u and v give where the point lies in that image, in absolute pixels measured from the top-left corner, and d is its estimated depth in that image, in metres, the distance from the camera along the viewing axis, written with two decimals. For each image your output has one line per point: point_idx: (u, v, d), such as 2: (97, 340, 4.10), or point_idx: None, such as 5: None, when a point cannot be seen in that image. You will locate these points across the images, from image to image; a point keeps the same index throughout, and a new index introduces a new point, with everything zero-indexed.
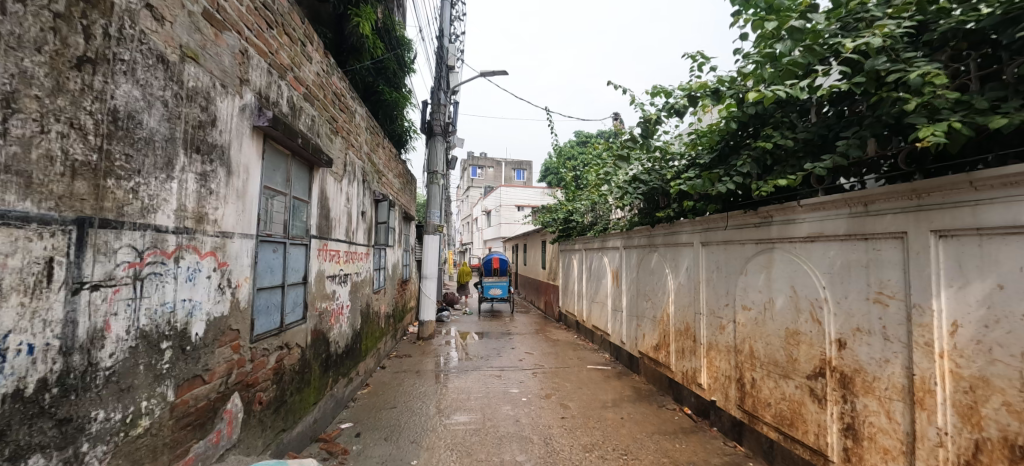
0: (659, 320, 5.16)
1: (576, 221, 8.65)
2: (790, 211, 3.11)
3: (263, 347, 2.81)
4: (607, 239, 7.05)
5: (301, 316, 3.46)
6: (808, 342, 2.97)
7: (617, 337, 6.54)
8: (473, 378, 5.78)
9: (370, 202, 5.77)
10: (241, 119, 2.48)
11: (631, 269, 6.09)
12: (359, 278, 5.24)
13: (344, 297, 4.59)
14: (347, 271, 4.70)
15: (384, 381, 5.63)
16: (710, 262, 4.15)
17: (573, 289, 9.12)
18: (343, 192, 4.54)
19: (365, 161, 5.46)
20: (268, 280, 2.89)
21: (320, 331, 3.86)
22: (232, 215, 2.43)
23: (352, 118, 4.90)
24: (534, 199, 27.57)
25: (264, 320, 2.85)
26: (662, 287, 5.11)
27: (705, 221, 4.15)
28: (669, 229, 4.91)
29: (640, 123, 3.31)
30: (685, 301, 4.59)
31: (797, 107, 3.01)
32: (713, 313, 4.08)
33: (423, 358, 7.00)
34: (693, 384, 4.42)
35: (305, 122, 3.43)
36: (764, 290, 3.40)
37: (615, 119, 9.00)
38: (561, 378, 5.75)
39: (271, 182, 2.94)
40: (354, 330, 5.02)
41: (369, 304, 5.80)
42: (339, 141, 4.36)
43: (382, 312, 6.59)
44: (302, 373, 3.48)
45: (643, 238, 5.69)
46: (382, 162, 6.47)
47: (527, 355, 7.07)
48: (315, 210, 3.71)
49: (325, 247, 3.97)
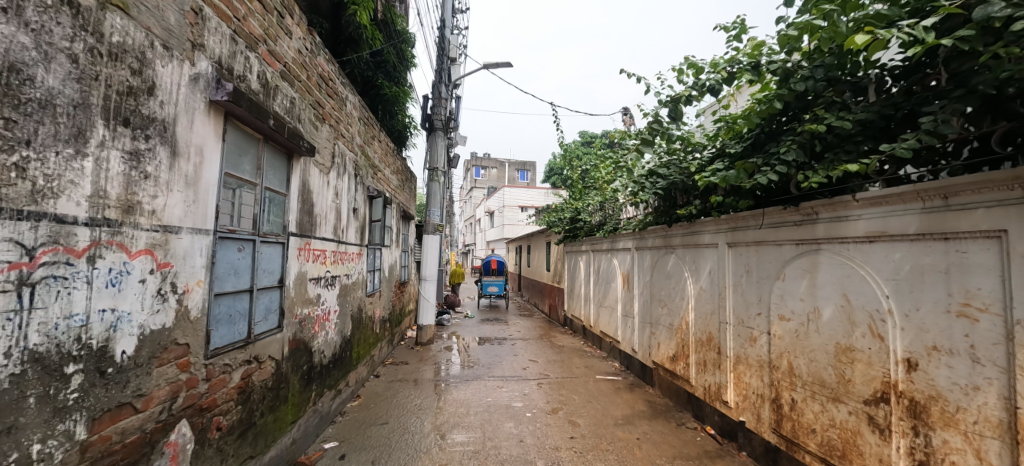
0: (677, 329, 4.70)
1: (584, 221, 8.20)
2: (842, 206, 2.66)
3: (223, 363, 2.39)
4: (617, 240, 6.60)
5: (276, 324, 3.04)
6: (865, 360, 2.52)
7: (628, 345, 6.08)
8: (473, 389, 5.34)
9: (364, 199, 5.34)
10: (191, 91, 2.05)
11: (644, 272, 5.64)
12: (350, 280, 4.81)
13: (332, 302, 4.18)
14: (335, 274, 4.28)
15: (377, 392, 5.21)
16: (738, 266, 3.70)
17: (580, 292, 8.67)
18: (331, 186, 4.12)
19: (357, 154, 5.04)
20: (231, 283, 2.46)
21: (301, 341, 3.44)
22: (179, 206, 2.00)
23: (342, 106, 4.48)
24: (538, 200, 27.13)
25: (225, 330, 2.42)
26: (679, 292, 4.65)
27: (733, 219, 3.70)
28: (689, 229, 4.46)
29: (667, 103, 2.83)
30: (707, 308, 4.14)
31: (851, 85, 2.60)
32: (741, 323, 3.64)
33: (420, 365, 6.56)
34: (716, 400, 3.97)
35: (282, 103, 3.00)
36: (805, 298, 2.95)
37: (624, 114, 8.54)
38: (569, 390, 5.30)
39: (236, 170, 2.51)
40: (343, 337, 4.59)
41: (362, 309, 5.37)
42: (325, 129, 3.93)
43: (376, 316, 6.16)
44: (277, 390, 3.05)
45: (658, 238, 5.25)
46: (378, 157, 6.06)
47: (531, 363, 6.62)
48: (295, 205, 3.28)
49: (308, 247, 3.56)
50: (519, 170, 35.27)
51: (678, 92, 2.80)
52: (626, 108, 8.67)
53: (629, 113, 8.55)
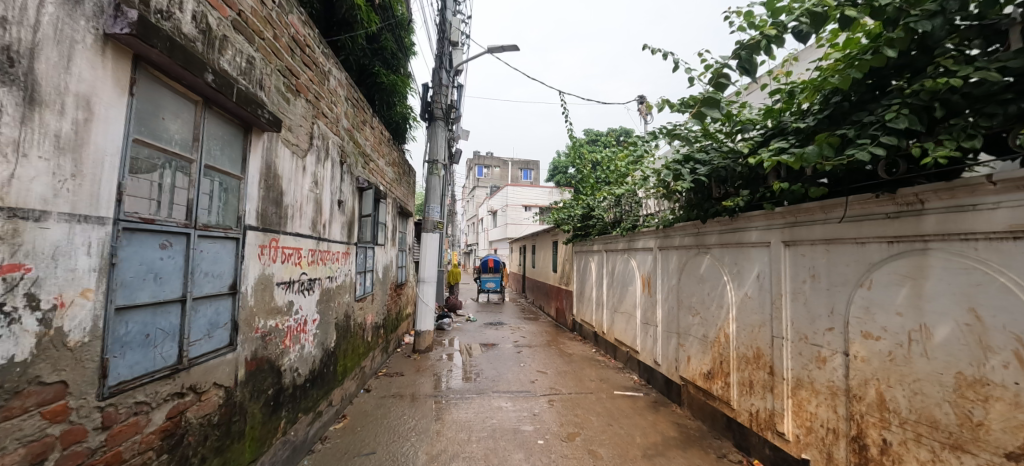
0: (712, 342, 4.04)
1: (597, 219, 7.50)
2: (967, 192, 2.01)
3: (134, 401, 1.74)
4: (635, 238, 5.93)
5: (226, 343, 2.39)
6: (1009, 400, 1.89)
7: (649, 357, 5.41)
8: (475, 408, 4.67)
9: (352, 190, 4.69)
10: (67, 13, 1.42)
11: (669, 275, 4.96)
12: (334, 283, 4.16)
13: (309, 310, 3.53)
14: (313, 277, 3.62)
15: (365, 411, 4.54)
16: (798, 270, 3.04)
17: (591, 295, 8.00)
18: (309, 172, 3.47)
19: (344, 140, 4.38)
20: (149, 291, 1.81)
21: (264, 359, 2.78)
22: (44, 181, 1.36)
23: (324, 82, 3.81)
24: (542, 199, 26.43)
25: (138, 356, 1.77)
26: (716, 299, 3.98)
27: (792, 211, 3.04)
28: (730, 226, 3.80)
29: (741, 51, 2.24)
30: (754, 319, 3.48)
31: (985, 30, 1.96)
32: (803, 339, 2.98)
33: (416, 377, 5.90)
34: (767, 430, 3.31)
35: (233, 61, 2.35)
36: (905, 312, 2.30)
37: (640, 102, 7.88)
38: (584, 409, 4.63)
39: (160, 138, 1.86)
40: (325, 350, 3.93)
41: (349, 315, 4.71)
42: (299, 104, 3.27)
43: (368, 322, 5.50)
44: (229, 425, 2.40)
45: (686, 236, 4.58)
46: (370, 146, 5.41)
47: (540, 375, 5.95)
48: (255, 192, 2.63)
49: (275, 244, 2.91)
50: (522, 168, 34.64)
51: (754, 37, 2.22)
52: (641, 96, 8.00)
53: (644, 101, 7.89)
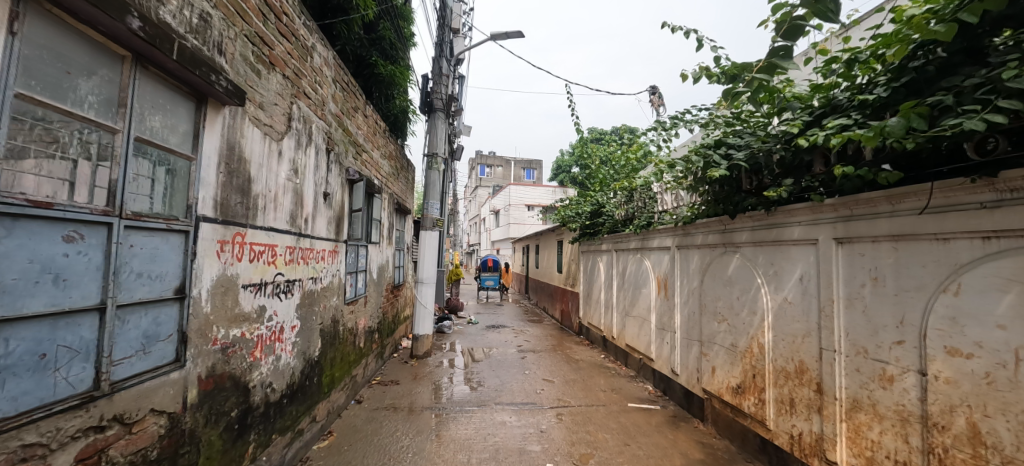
0: (742, 352, 3.58)
1: (608, 216, 7.02)
2: None
3: (19, 442, 1.34)
4: (649, 238, 5.46)
5: (170, 360, 1.95)
6: None
7: (667, 365, 4.95)
8: (475, 423, 4.22)
9: (342, 182, 4.24)
10: None
11: (689, 277, 4.51)
12: (319, 284, 3.72)
13: (287, 316, 3.08)
14: (292, 278, 3.18)
15: (354, 426, 4.09)
16: (854, 272, 2.60)
17: (599, 298, 7.53)
18: (287, 158, 3.02)
19: (331, 125, 3.93)
20: (44, 299, 1.40)
21: (225, 376, 2.34)
22: None
23: (306, 58, 3.37)
24: (545, 198, 25.93)
25: (27, 383, 1.36)
26: (747, 304, 3.53)
27: (848, 202, 2.59)
28: (764, 221, 3.35)
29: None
30: (796, 329, 3.03)
31: None
32: (861, 354, 2.54)
33: (413, 385, 5.45)
34: (813, 457, 2.86)
35: (178, 14, 1.91)
36: (1009, 324, 1.88)
37: (652, 93, 7.41)
38: (597, 424, 4.19)
39: (66, 98, 1.46)
40: (307, 360, 3.49)
41: (338, 320, 4.27)
42: (273, 78, 2.83)
43: (360, 327, 5.05)
44: (174, 459, 1.97)
45: (710, 234, 4.13)
46: (363, 136, 4.96)
47: (547, 384, 5.50)
48: (212, 177, 2.19)
49: (241, 239, 2.47)
50: (525, 167, 34.14)
51: None
52: (654, 86, 7.53)
53: (657, 91, 7.42)
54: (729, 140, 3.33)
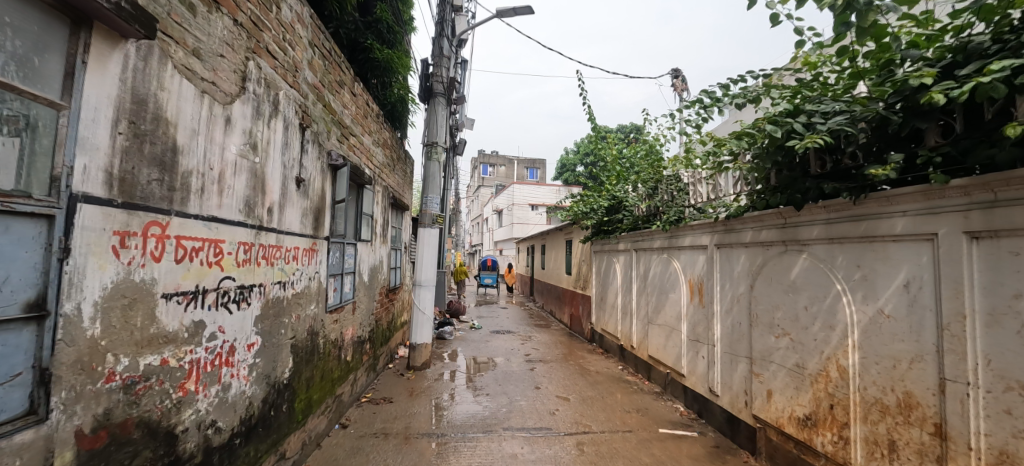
0: (812, 376, 2.89)
1: (627, 213, 6.30)
2: None
3: None
4: (679, 235, 4.76)
5: (19, 413, 1.31)
6: None
7: (703, 384, 4.24)
8: (480, 456, 3.51)
9: (322, 167, 3.55)
10: None
11: (733, 281, 3.80)
12: (292, 290, 3.04)
13: (242, 332, 2.40)
14: (252, 282, 2.51)
15: (334, 460, 3.38)
16: (1001, 277, 1.94)
17: (615, 302, 6.83)
18: (239, 128, 2.33)
19: (307, 98, 3.24)
20: None
21: (133, 424, 1.67)
22: None
23: (269, 7, 2.69)
24: (550, 198, 25.21)
25: None
26: (821, 317, 2.83)
27: (992, 182, 1.93)
28: (847, 212, 2.66)
29: None
30: (900, 351, 2.35)
31: None
32: (1014, 390, 1.88)
33: (408, 403, 4.75)
34: None
35: None
36: None
37: (675, 76, 6.71)
38: (627, 458, 3.49)
39: None
40: (273, 384, 2.80)
41: (318, 332, 3.58)
42: (216, 19, 2.14)
43: (348, 337, 4.37)
44: None
45: (763, 230, 3.42)
46: (350, 117, 4.27)
47: (562, 402, 4.80)
48: (105, 140, 1.52)
49: (163, 232, 1.80)
50: (528, 167, 33.45)
51: None
52: (677, 69, 6.82)
53: (680, 75, 6.73)
54: (809, 105, 2.63)
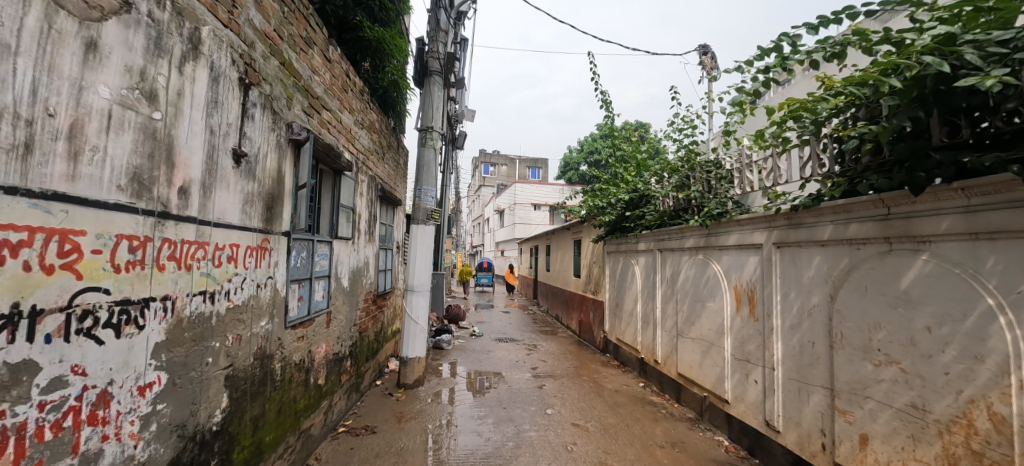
0: (939, 425, 2.10)
1: (652, 207, 5.50)
2: None
3: None
4: (722, 234, 3.93)
5: None
6: None
7: (755, 415, 3.44)
8: None
9: (278, 142, 2.75)
10: None
11: (803, 290, 2.99)
12: (227, 302, 2.24)
13: (129, 369, 1.62)
14: (154, 294, 1.73)
15: None
16: None
17: (634, 310, 6.02)
18: (120, 63, 1.55)
19: (252, 47, 2.44)
20: None
21: None
22: None
23: None
24: (553, 198, 24.39)
25: None
26: (959, 342, 2.04)
27: None
28: (1006, 196, 1.88)
29: None
30: None
31: None
32: None
33: (395, 433, 3.96)
34: None
35: None
36: None
37: (703, 53, 5.91)
38: None
39: None
40: (197, 436, 2.02)
41: (274, 354, 2.79)
42: None
43: (319, 355, 3.57)
44: None
45: (850, 224, 2.61)
46: (322, 86, 3.47)
47: (578, 432, 4.01)
48: None
49: None
50: (530, 166, 32.66)
51: None
52: (704, 46, 6.02)
53: (709, 52, 5.92)
54: (965, 36, 1.91)
